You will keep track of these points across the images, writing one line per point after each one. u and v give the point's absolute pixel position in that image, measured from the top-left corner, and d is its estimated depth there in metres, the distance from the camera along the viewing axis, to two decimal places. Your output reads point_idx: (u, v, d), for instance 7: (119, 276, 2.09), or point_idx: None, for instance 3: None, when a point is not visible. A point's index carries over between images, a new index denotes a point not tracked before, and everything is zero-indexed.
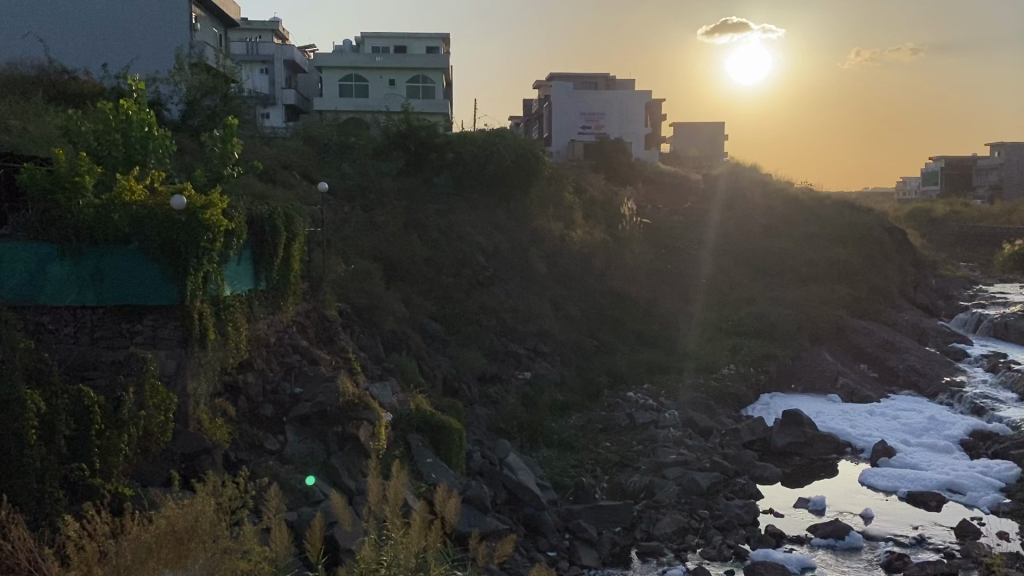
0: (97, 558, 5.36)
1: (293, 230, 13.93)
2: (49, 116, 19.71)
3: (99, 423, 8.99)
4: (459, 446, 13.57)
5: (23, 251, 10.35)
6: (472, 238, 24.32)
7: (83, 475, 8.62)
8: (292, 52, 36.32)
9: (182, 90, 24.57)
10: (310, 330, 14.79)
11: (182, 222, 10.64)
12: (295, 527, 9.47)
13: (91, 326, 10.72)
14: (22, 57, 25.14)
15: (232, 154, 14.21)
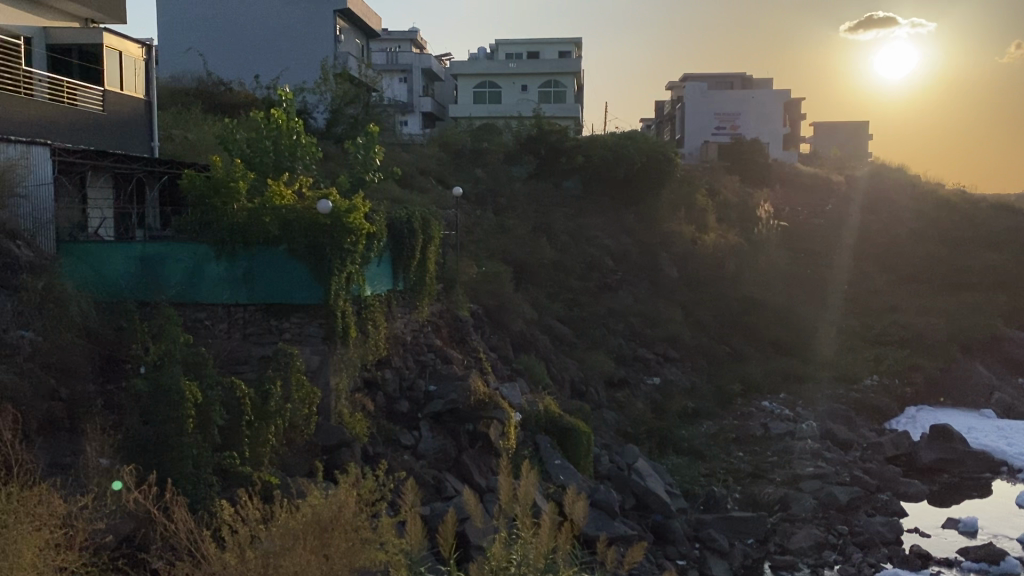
0: (249, 542, 5.67)
1: (429, 232, 14.34)
2: (207, 127, 21.12)
3: (249, 414, 9.52)
4: (586, 450, 13.59)
5: (184, 251, 11.24)
6: (602, 242, 24.28)
7: (234, 463, 9.07)
8: (429, 59, 37.25)
9: (327, 98, 25.75)
10: (443, 330, 15.17)
11: (327, 225, 11.21)
12: (428, 522, 9.75)
13: (243, 323, 11.38)
14: (181, 71, 27.17)
15: (374, 160, 14.77)
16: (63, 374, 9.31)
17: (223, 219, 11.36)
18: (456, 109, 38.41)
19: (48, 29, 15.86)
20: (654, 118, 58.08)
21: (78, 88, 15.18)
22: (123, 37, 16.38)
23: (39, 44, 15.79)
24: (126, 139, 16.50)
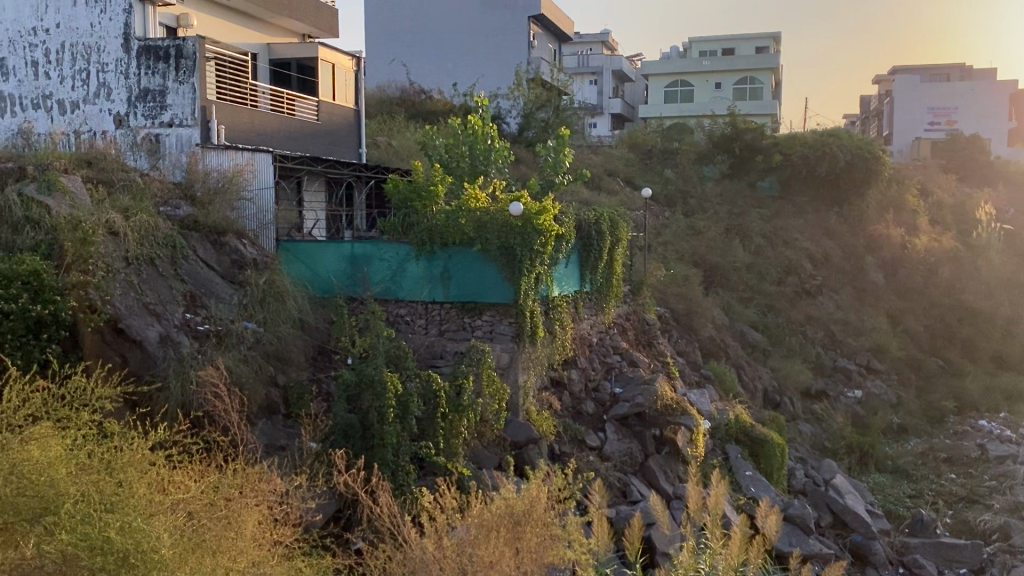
0: (445, 530, 5.88)
1: (617, 234, 14.31)
2: (409, 133, 22.22)
3: (444, 407, 9.86)
4: (780, 462, 13.08)
5: (387, 251, 11.93)
6: (799, 244, 23.23)
7: (429, 453, 9.42)
8: (621, 61, 37.15)
9: (520, 103, 26.35)
10: (630, 333, 15.11)
11: (519, 227, 11.39)
12: (614, 524, 9.75)
13: (439, 320, 11.87)
14: (387, 81, 28.55)
15: (564, 162, 14.91)
16: (280, 362, 10.07)
17: (424, 221, 11.91)
18: (647, 109, 38.02)
19: (271, 45, 17.35)
20: (861, 113, 54.95)
21: (296, 99, 16.44)
22: (336, 50, 17.53)
23: (263, 60, 17.33)
24: (337, 146, 17.67)
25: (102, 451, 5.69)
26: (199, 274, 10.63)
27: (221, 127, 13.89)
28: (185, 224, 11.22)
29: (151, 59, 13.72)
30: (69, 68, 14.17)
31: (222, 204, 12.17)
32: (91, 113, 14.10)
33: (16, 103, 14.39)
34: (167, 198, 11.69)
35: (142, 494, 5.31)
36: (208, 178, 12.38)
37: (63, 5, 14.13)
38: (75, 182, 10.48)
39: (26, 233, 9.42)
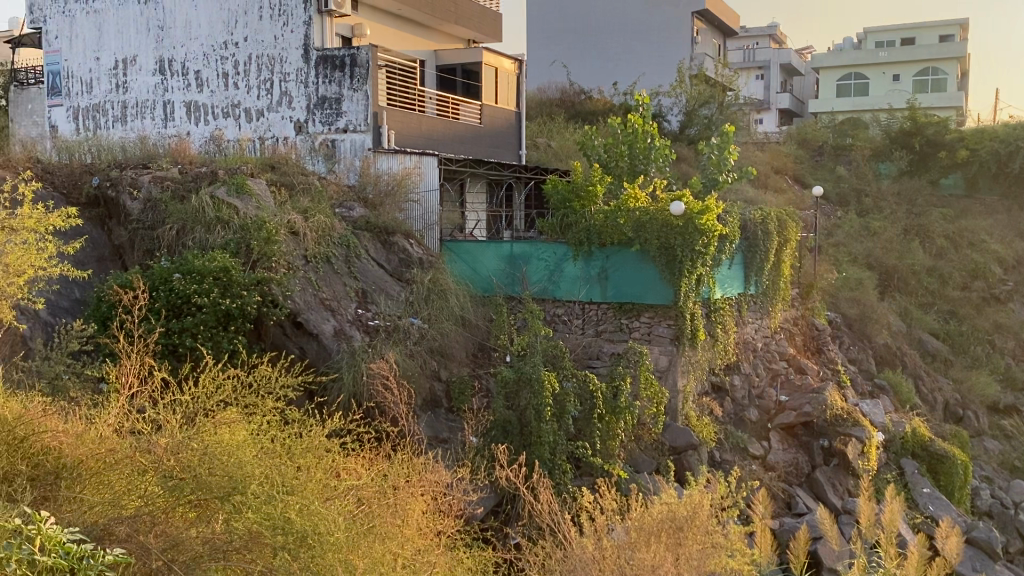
0: (604, 531, 5.87)
1: (785, 234, 13.77)
2: (570, 134, 22.36)
3: (601, 408, 9.81)
4: (962, 480, 12.18)
5: (545, 251, 12.04)
6: (987, 246, 21.51)
7: (586, 454, 9.44)
8: (789, 55, 35.75)
9: (682, 101, 25.91)
10: (797, 339, 14.55)
11: (681, 227, 11.18)
12: (778, 535, 9.42)
13: (596, 320, 11.88)
14: (548, 82, 28.77)
15: (728, 161, 14.51)
16: (443, 357, 10.38)
17: (583, 220, 11.92)
18: (817, 105, 36.35)
19: (438, 52, 17.97)
20: None
21: (461, 103, 16.92)
22: (500, 54, 17.88)
23: (431, 66, 18.01)
24: (499, 149, 18.04)
25: (283, 436, 6.07)
26: (370, 272, 11.16)
27: (391, 132, 14.53)
28: (358, 225, 11.85)
29: (329, 68, 14.51)
30: (255, 79, 15.18)
31: (391, 206, 12.73)
32: (274, 120, 15.07)
33: (209, 112, 15.59)
34: (342, 200, 12.35)
35: (319, 480, 5.65)
36: (379, 181, 13.00)
37: (251, 19, 15.13)
38: (261, 185, 11.26)
39: (217, 232, 10.19)
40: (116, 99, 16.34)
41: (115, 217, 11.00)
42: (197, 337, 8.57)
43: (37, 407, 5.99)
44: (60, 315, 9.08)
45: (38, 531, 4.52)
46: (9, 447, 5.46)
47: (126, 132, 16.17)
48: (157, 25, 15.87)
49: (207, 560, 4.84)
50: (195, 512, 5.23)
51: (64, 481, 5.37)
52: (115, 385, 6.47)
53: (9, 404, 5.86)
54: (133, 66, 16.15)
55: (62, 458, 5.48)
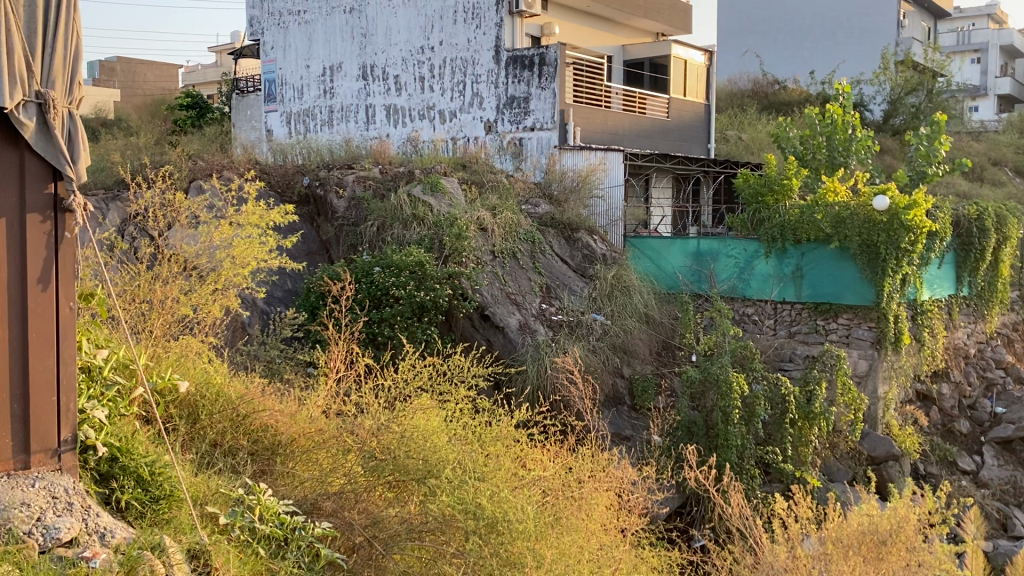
0: (798, 539, 5.63)
1: (1004, 232, 12.60)
2: (762, 126, 21.61)
3: (794, 413, 9.29)
4: None
5: (735, 247, 11.71)
6: None
7: (776, 459, 9.09)
8: (1011, 35, 32.70)
9: (886, 89, 24.31)
10: (1017, 345, 13.35)
11: (884, 224, 10.54)
12: (991, 558, 8.67)
13: (790, 321, 11.42)
14: (740, 74, 28.12)
15: (939, 153, 13.48)
16: (627, 355, 10.31)
17: (776, 217, 11.48)
18: None
19: (626, 47, 17.98)
20: None
21: (647, 98, 16.73)
22: (689, 46, 17.51)
23: (618, 61, 18.10)
24: (686, 142, 17.75)
25: (473, 424, 6.27)
26: (555, 268, 11.32)
27: (577, 128, 14.65)
28: (544, 222, 12.07)
29: (519, 68, 14.80)
30: (449, 81, 15.76)
31: (577, 202, 12.83)
32: (466, 121, 15.59)
33: (406, 115, 16.35)
34: (529, 197, 12.56)
35: (507, 468, 5.75)
36: (565, 178, 13.12)
37: (446, 23, 15.73)
38: (453, 184, 11.69)
39: (413, 229, 10.70)
40: (324, 104, 17.52)
41: (322, 214, 11.76)
42: (394, 327, 8.99)
43: (257, 386, 6.61)
44: (275, 304, 9.85)
45: (257, 501, 4.97)
46: (234, 423, 6.07)
47: (332, 135, 17.29)
48: (361, 33, 16.85)
49: (403, 539, 5.22)
50: (393, 492, 5.61)
51: (280, 457, 5.96)
52: (324, 369, 7.00)
53: (235, 382, 6.49)
54: (339, 72, 17.24)
55: (279, 435, 6.04)
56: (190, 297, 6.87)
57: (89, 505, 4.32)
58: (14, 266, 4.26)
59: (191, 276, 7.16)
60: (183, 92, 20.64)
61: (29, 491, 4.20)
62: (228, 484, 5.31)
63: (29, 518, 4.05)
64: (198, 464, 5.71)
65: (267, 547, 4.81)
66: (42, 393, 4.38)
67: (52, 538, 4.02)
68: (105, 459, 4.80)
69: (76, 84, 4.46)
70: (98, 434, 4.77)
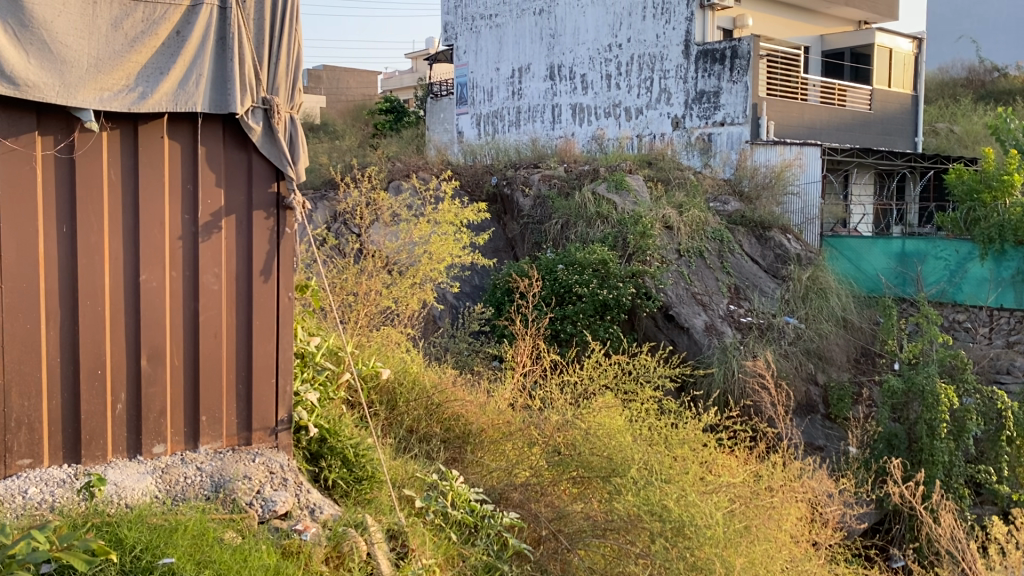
0: None
1: None
2: (978, 116, 19.90)
3: (1011, 430, 8.51)
4: None
5: (946, 249, 10.83)
6: None
7: (988, 479, 8.34)
8: None
9: None
10: None
11: None
12: None
13: (1008, 329, 10.48)
14: (952, 62, 26.03)
15: None
16: (822, 360, 9.83)
17: (995, 216, 10.68)
18: None
19: (825, 37, 17.08)
20: None
21: (849, 89, 15.94)
22: (896, 34, 16.48)
23: (816, 52, 17.20)
24: (890, 136, 16.73)
25: (660, 426, 6.18)
26: (744, 268, 11.00)
27: (771, 122, 14.10)
28: (733, 220, 11.74)
29: (709, 62, 14.45)
30: (637, 78, 15.66)
31: (769, 199, 12.37)
32: (653, 117, 15.41)
33: (592, 113, 16.40)
34: (717, 194, 12.27)
35: (695, 473, 5.61)
36: (756, 175, 12.69)
37: (634, 20, 15.63)
38: (638, 181, 11.60)
39: (597, 226, 10.71)
40: (512, 105, 17.91)
41: (508, 213, 12.00)
42: (577, 324, 9.01)
43: (450, 377, 6.88)
44: (464, 299, 10.19)
45: (450, 488, 5.16)
46: (428, 411, 6.34)
47: (519, 135, 17.64)
48: (549, 33, 17.09)
49: (588, 535, 5.21)
50: (577, 488, 5.64)
51: (470, 446, 6.16)
52: (511, 363, 7.18)
53: (429, 372, 6.79)
54: (527, 74, 17.56)
55: (469, 425, 6.26)
56: (390, 291, 7.24)
57: (302, 481, 4.66)
58: (242, 260, 4.66)
59: (391, 270, 7.56)
60: (382, 97, 21.73)
61: (251, 466, 4.59)
62: (422, 469, 5.55)
63: (250, 490, 4.42)
64: (397, 448, 5.95)
65: (459, 533, 4.99)
66: (263, 375, 4.77)
67: (270, 510, 4.36)
68: (315, 439, 5.14)
69: (299, 87, 4.77)
70: (310, 415, 5.11)
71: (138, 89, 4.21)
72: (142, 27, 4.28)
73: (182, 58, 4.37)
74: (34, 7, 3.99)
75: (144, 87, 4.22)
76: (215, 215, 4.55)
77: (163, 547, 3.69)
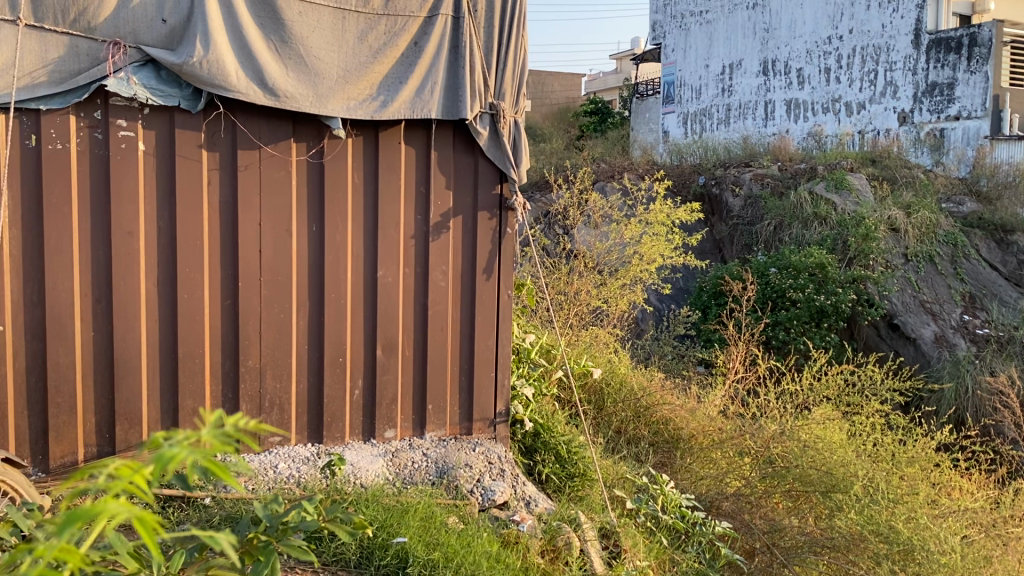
0: None
1: None
2: None
3: None
4: None
5: None
6: None
7: None
8: None
9: None
10: None
11: None
12: None
13: None
14: None
15: None
16: None
17: None
18: None
19: None
20: None
21: None
22: None
23: None
24: None
25: (886, 440, 5.80)
26: (981, 274, 10.15)
27: (1015, 116, 12.85)
28: (969, 221, 10.81)
29: (942, 51, 13.38)
30: (859, 71, 14.79)
31: (1012, 199, 11.29)
32: (876, 112, 14.52)
33: (808, 109, 15.69)
34: (951, 194, 11.33)
35: (926, 494, 5.22)
36: (997, 173, 11.61)
37: (858, 10, 14.76)
38: (860, 179, 10.98)
39: (814, 228, 10.22)
40: (722, 102, 17.56)
41: (717, 214, 11.69)
42: (791, 331, 8.54)
43: (658, 380, 6.81)
44: (668, 301, 10.06)
45: (660, 492, 5.09)
46: (636, 413, 6.31)
47: (729, 133, 17.27)
48: (763, 28, 16.54)
49: (805, 551, 4.96)
50: (793, 502, 5.41)
51: (680, 452, 6.07)
52: (723, 369, 7.04)
53: (637, 373, 6.74)
54: (739, 70, 17.08)
55: (679, 430, 6.19)
56: (600, 291, 7.31)
57: (519, 474, 4.82)
58: (467, 258, 4.88)
59: (600, 271, 7.58)
60: (587, 99, 21.81)
61: (472, 455, 4.80)
62: (632, 471, 5.54)
63: (472, 479, 4.63)
64: (606, 448, 5.99)
65: (670, 537, 4.93)
66: (483, 369, 4.98)
67: (490, 499, 4.53)
68: (529, 433, 5.28)
69: (522, 89, 4.93)
70: (525, 409, 5.29)
71: (380, 97, 4.52)
72: (385, 39, 4.57)
73: (419, 68, 4.63)
74: (293, 24, 4.34)
75: (385, 96, 4.52)
76: (445, 215, 4.79)
77: (397, 526, 3.92)
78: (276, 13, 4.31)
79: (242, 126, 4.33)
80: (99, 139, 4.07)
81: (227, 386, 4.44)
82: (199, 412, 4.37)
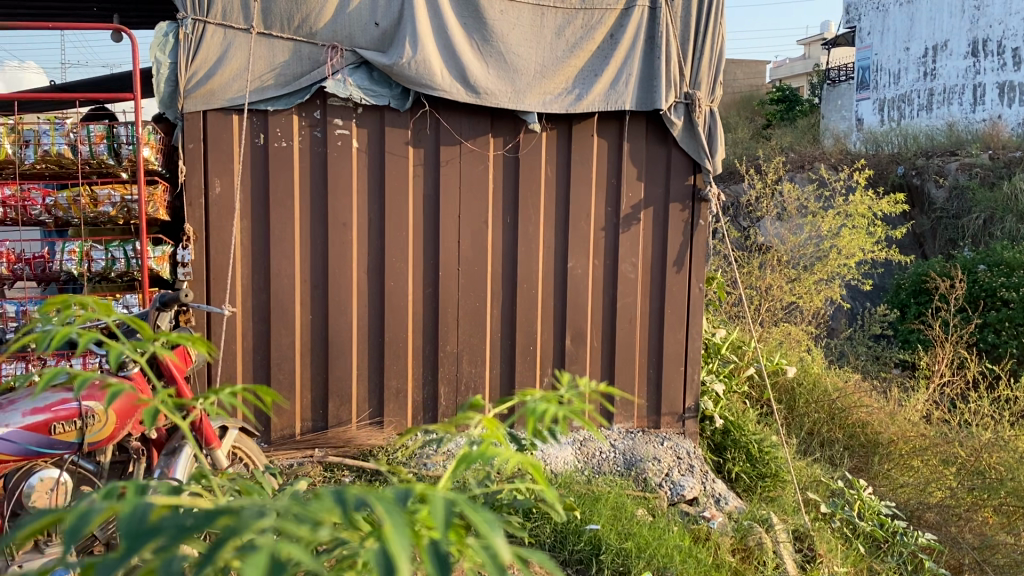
0: None
1: None
2: None
3: None
4: None
5: None
6: None
7: None
8: None
9: None
10: None
11: None
12: None
13: None
14: None
15: None
16: None
17: None
18: None
19: None
20: None
21: None
22: None
23: None
24: None
25: None
26: None
27: None
28: None
29: None
30: None
31: None
32: None
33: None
34: None
35: None
36: None
37: None
38: None
39: None
40: (924, 87, 16.51)
41: (919, 206, 10.97)
42: (1002, 334, 7.82)
43: (854, 382, 6.50)
44: (861, 299, 9.60)
45: (857, 498, 4.89)
46: (831, 415, 6.05)
47: (931, 120, 16.22)
48: (974, 5, 15.21)
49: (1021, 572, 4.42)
50: (1005, 518, 4.93)
51: (879, 458, 5.70)
52: (927, 374, 6.69)
53: (831, 374, 6.50)
54: (945, 51, 15.92)
55: (878, 434, 5.86)
56: (793, 287, 7.08)
57: (708, 470, 4.77)
58: (657, 251, 4.86)
59: (792, 267, 7.31)
60: (773, 86, 20.94)
61: (660, 449, 4.80)
62: (827, 474, 5.35)
63: (660, 473, 4.64)
64: (798, 450, 5.79)
65: (867, 546, 4.63)
66: (673, 362, 4.93)
67: (679, 494, 4.55)
68: (719, 431, 5.23)
69: (720, 78, 4.79)
70: (715, 406, 5.23)
71: (575, 91, 4.57)
72: (581, 33, 4.60)
73: (615, 60, 4.62)
74: (494, 22, 4.48)
75: (580, 90, 4.57)
76: (636, 207, 4.79)
77: (589, 512, 4.02)
78: (478, 12, 4.46)
79: (445, 123, 4.52)
80: (318, 137, 4.39)
81: (427, 370, 4.67)
82: (402, 392, 4.63)
